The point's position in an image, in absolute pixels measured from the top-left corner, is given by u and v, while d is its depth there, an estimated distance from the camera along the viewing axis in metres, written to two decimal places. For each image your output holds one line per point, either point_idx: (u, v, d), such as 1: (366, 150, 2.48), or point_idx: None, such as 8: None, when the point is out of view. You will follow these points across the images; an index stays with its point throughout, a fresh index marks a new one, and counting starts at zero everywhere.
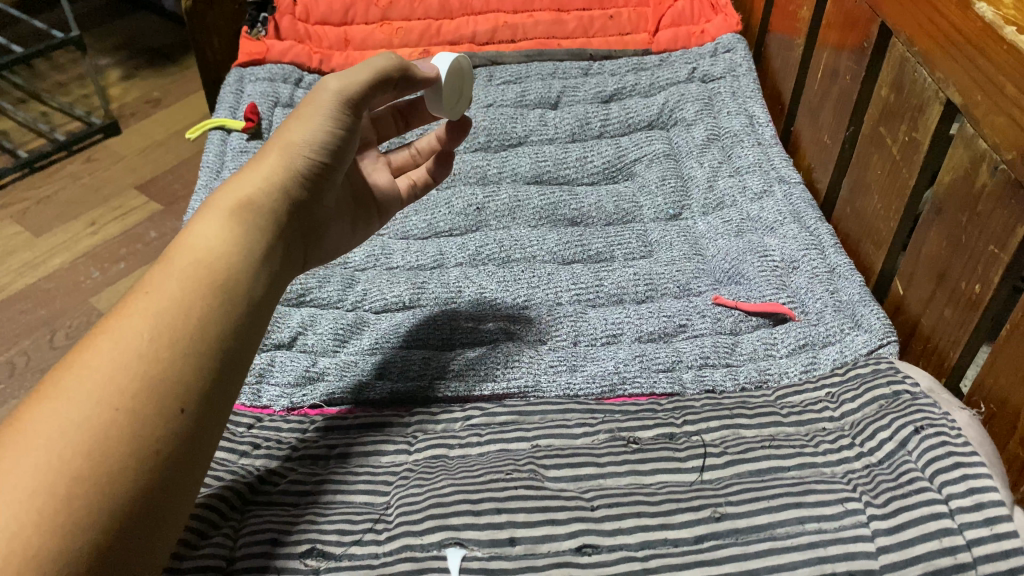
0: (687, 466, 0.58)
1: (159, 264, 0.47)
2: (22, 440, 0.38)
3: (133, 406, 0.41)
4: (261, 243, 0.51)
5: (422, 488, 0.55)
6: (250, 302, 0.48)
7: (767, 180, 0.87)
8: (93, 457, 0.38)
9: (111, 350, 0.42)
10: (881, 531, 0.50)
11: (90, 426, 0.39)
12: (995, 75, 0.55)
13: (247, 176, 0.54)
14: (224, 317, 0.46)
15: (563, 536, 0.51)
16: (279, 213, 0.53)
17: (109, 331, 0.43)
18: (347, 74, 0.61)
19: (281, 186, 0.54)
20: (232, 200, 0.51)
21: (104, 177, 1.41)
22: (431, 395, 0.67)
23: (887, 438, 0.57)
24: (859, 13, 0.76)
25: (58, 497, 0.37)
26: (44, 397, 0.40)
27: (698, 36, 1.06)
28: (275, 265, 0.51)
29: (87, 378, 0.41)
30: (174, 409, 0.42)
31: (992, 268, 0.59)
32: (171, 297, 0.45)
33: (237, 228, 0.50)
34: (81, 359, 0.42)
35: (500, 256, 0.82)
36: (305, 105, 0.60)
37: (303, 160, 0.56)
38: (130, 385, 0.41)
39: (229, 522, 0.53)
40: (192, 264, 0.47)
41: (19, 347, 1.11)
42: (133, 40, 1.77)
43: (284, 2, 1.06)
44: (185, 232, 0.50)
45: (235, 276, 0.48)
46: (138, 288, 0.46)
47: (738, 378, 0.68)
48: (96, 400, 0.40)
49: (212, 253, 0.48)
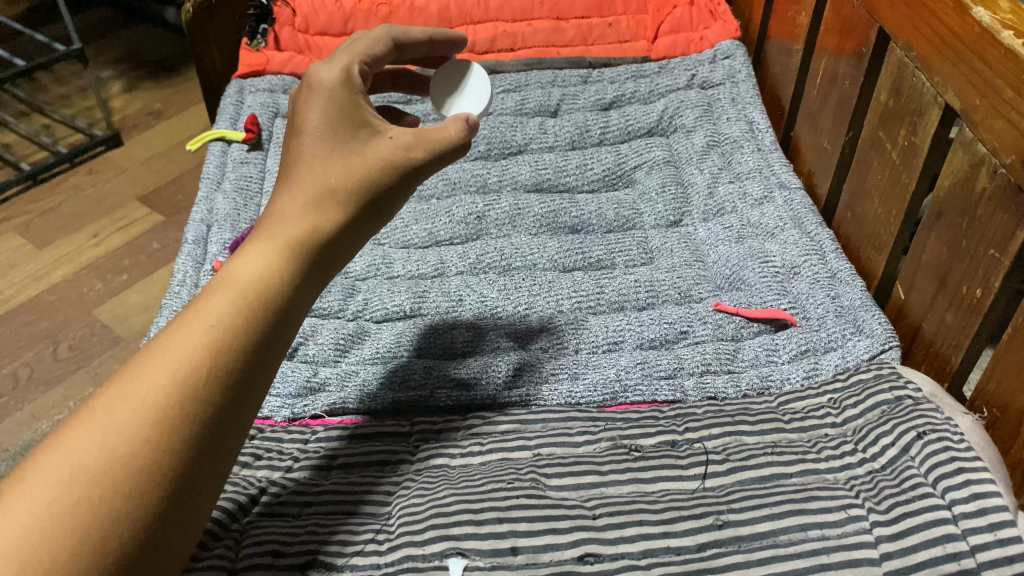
0: (689, 473, 0.57)
1: (214, 286, 0.44)
2: (62, 469, 0.37)
3: (175, 447, 0.39)
4: (308, 280, 0.47)
5: (424, 498, 0.55)
6: (291, 331, 0.46)
7: (767, 187, 0.87)
8: (126, 496, 0.37)
9: (160, 383, 0.39)
10: (884, 537, 0.50)
11: (129, 462, 0.37)
12: (994, 80, 0.56)
13: (296, 207, 0.47)
14: (267, 360, 0.44)
15: (566, 545, 0.50)
16: (330, 254, 0.48)
17: (160, 359, 0.40)
18: (426, 134, 0.53)
19: (340, 233, 0.48)
20: (286, 234, 0.46)
21: (107, 189, 1.41)
22: (432, 404, 0.68)
23: (889, 443, 0.57)
24: (857, 17, 0.76)
25: (88, 538, 0.36)
26: (85, 423, 0.38)
27: (697, 43, 1.06)
28: (322, 285, 0.49)
29: (132, 411, 0.38)
30: (210, 450, 0.41)
31: (993, 272, 0.59)
32: (222, 333, 0.42)
33: (291, 268, 0.46)
34: (126, 386, 0.39)
35: (501, 264, 0.81)
36: (363, 140, 0.51)
37: (359, 210, 0.49)
38: (173, 423, 0.39)
39: (230, 534, 0.53)
40: (247, 300, 0.43)
41: (22, 359, 1.11)
42: (136, 52, 1.78)
43: (284, 13, 1.04)
44: (241, 252, 0.46)
45: (286, 322, 0.45)
46: (191, 312, 0.43)
47: (740, 385, 0.68)
48: (141, 436, 0.38)
49: (265, 289, 0.44)
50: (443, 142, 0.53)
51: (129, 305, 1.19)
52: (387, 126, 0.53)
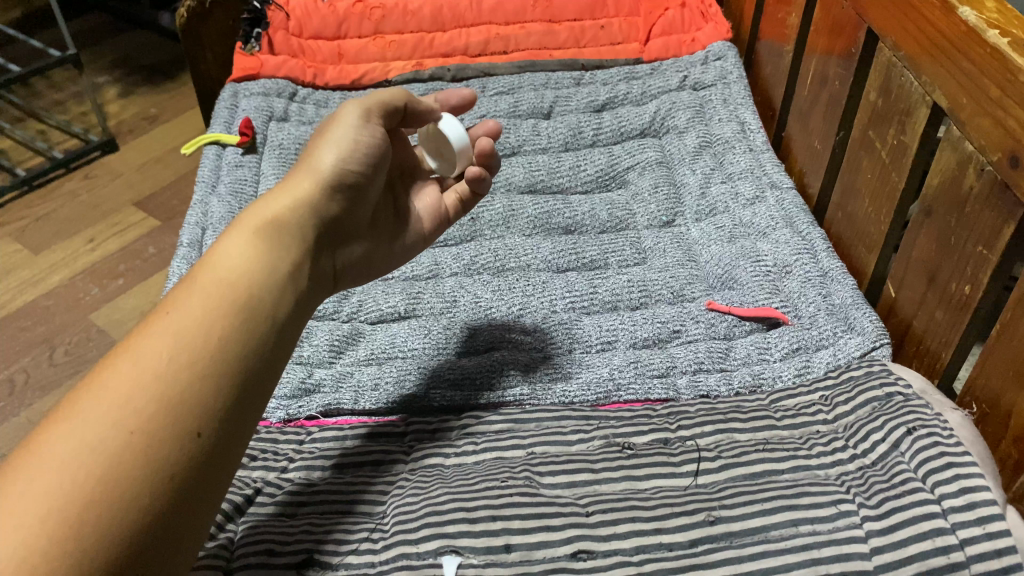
0: (681, 471, 0.58)
1: (184, 283, 0.48)
2: (41, 462, 0.39)
3: (149, 429, 0.41)
4: (282, 279, 0.50)
5: (418, 497, 0.55)
6: (273, 323, 0.48)
7: (759, 187, 0.87)
8: (108, 480, 0.39)
9: (126, 372, 0.42)
10: (874, 532, 0.51)
11: (106, 450, 0.40)
12: (980, 78, 0.56)
13: (262, 207, 0.54)
14: (242, 338, 0.46)
15: (558, 542, 0.51)
16: (297, 253, 0.53)
17: (129, 352, 0.43)
18: (369, 108, 0.63)
19: (302, 217, 0.55)
20: (251, 225, 0.52)
21: (102, 194, 1.41)
22: (428, 404, 0.68)
23: (880, 439, 0.58)
24: (846, 18, 0.77)
25: (67, 523, 0.37)
26: (60, 421, 0.41)
27: (689, 44, 1.07)
28: (301, 285, 0.52)
29: (102, 402, 0.41)
30: (191, 432, 0.42)
31: (980, 269, 0.60)
32: (191, 322, 0.45)
33: (258, 252, 0.50)
34: (103, 377, 0.42)
35: (494, 265, 0.82)
36: (305, 164, 0.59)
37: (317, 218, 0.56)
38: (144, 407, 0.41)
39: (226, 534, 0.54)
40: (215, 287, 0.47)
41: (18, 364, 1.11)
42: (130, 58, 1.78)
43: (278, 17, 1.05)
44: (212, 255, 0.50)
45: (261, 302, 0.48)
46: (161, 310, 0.46)
47: (731, 383, 0.69)
48: (112, 422, 0.40)
49: (235, 275, 0.48)
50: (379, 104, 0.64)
51: (126, 309, 1.19)
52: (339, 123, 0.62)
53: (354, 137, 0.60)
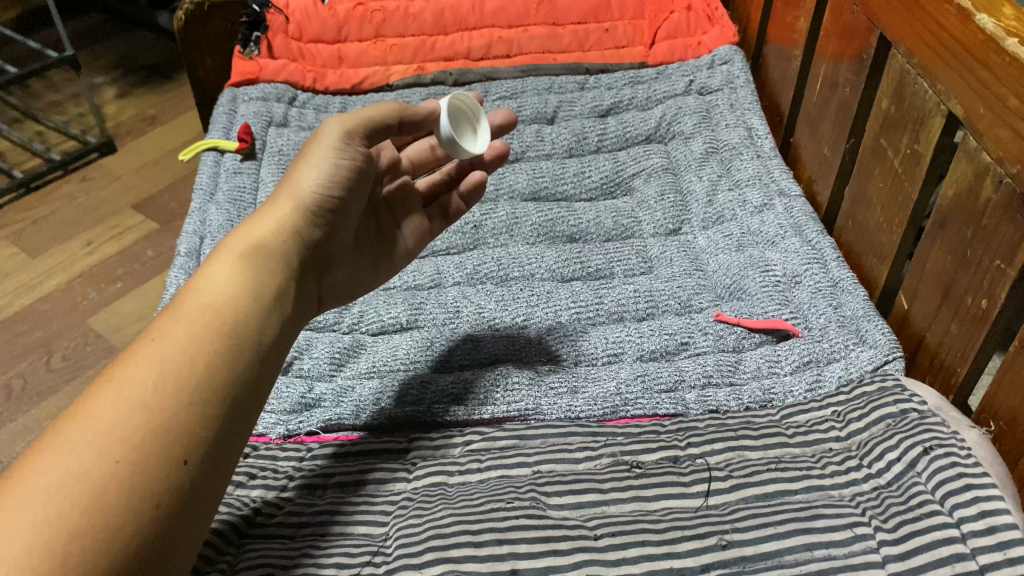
0: (691, 491, 0.56)
1: (171, 308, 0.47)
2: (22, 491, 0.38)
3: (135, 457, 0.40)
4: (268, 302, 0.49)
5: (422, 519, 0.54)
6: (261, 347, 0.48)
7: (767, 194, 0.86)
8: (93, 510, 0.38)
9: (111, 400, 0.41)
10: (892, 557, 0.49)
11: (91, 479, 0.38)
12: (998, 88, 0.55)
13: (242, 232, 0.53)
14: (230, 366, 0.45)
15: (567, 567, 0.49)
16: (282, 277, 0.52)
17: (114, 378, 0.42)
18: (351, 121, 0.61)
19: (285, 241, 0.53)
20: (232, 251, 0.51)
21: (99, 197, 1.40)
22: (430, 419, 0.66)
23: (896, 459, 0.56)
24: (858, 24, 0.75)
25: (50, 554, 0.36)
26: (42, 450, 0.39)
27: (695, 48, 1.05)
28: (286, 308, 0.51)
29: (87, 430, 0.40)
30: (178, 459, 0.41)
31: (998, 283, 0.58)
32: (180, 348, 0.44)
33: (242, 279, 0.49)
34: (88, 404, 0.41)
35: (498, 275, 0.81)
36: (286, 183, 0.58)
37: (301, 241, 0.55)
38: (129, 434, 0.40)
39: (224, 557, 0.52)
40: (204, 310, 0.46)
41: (15, 369, 1.10)
42: (128, 59, 1.76)
43: (277, 20, 1.04)
44: (196, 278, 0.49)
45: (250, 328, 0.47)
46: (147, 334, 0.45)
47: (742, 398, 0.67)
48: (97, 451, 0.39)
49: (224, 297, 0.48)
50: (358, 119, 0.62)
51: (123, 314, 1.18)
52: (324, 139, 0.60)
53: (337, 156, 0.59)
